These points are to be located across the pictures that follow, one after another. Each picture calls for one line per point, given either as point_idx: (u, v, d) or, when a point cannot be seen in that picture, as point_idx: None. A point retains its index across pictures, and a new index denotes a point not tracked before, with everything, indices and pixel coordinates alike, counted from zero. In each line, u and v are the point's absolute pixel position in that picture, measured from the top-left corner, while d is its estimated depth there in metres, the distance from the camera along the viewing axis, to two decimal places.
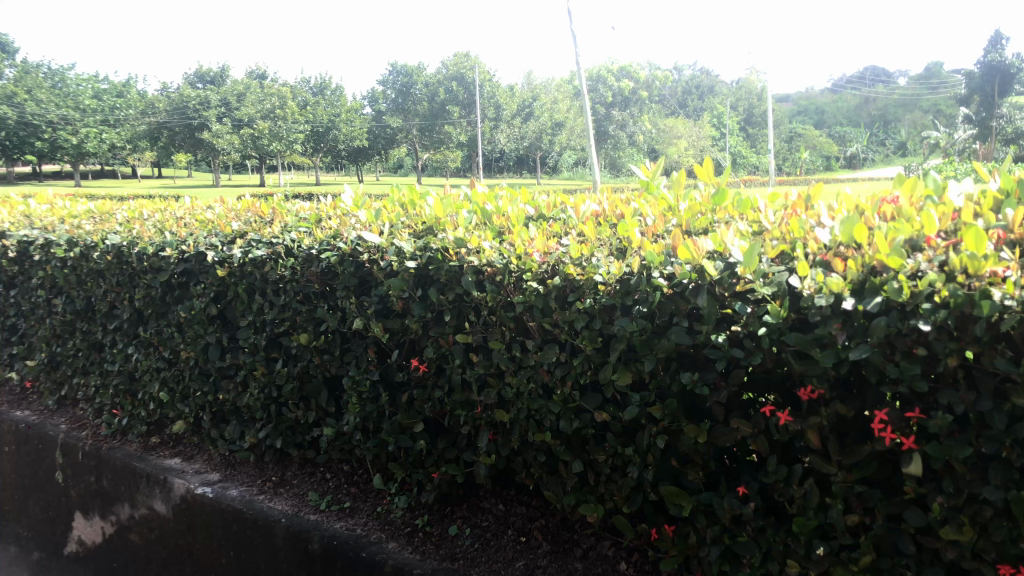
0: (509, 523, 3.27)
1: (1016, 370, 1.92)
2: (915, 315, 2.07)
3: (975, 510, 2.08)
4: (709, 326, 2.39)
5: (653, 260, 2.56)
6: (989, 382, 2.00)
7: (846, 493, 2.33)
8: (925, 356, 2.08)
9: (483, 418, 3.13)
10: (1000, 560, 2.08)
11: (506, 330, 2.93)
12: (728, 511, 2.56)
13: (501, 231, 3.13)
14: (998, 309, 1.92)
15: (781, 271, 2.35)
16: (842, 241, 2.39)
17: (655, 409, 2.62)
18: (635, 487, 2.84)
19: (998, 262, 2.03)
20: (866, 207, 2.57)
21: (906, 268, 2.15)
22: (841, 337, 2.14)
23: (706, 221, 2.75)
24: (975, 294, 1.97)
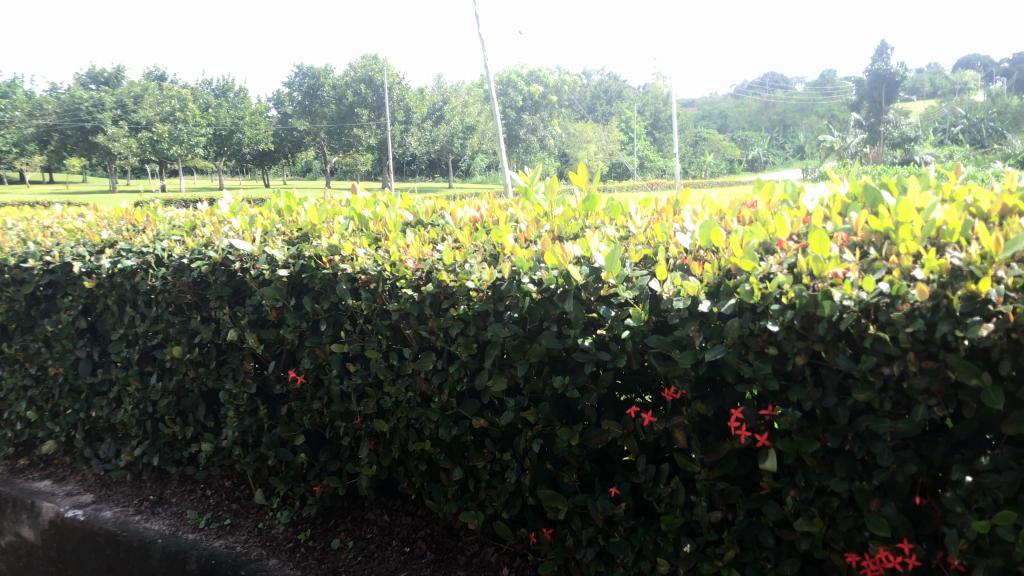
0: (393, 534, 3.23)
1: (856, 367, 2.01)
2: (765, 316, 2.15)
3: (824, 502, 2.18)
4: (576, 329, 2.42)
5: (523, 266, 2.56)
6: (833, 378, 2.10)
7: (709, 491, 2.39)
8: (775, 355, 2.15)
9: (363, 428, 3.08)
10: (848, 549, 2.18)
11: (382, 339, 2.90)
12: (601, 512, 2.60)
13: (377, 237, 3.10)
14: (838, 309, 2.01)
15: (644, 275, 2.43)
16: (700, 246, 2.47)
17: (529, 414, 2.63)
18: (514, 492, 2.84)
19: (840, 264, 2.14)
20: (727, 212, 2.66)
21: (757, 271, 2.24)
22: (698, 338, 2.20)
23: (577, 227, 2.79)
24: (818, 294, 2.07)
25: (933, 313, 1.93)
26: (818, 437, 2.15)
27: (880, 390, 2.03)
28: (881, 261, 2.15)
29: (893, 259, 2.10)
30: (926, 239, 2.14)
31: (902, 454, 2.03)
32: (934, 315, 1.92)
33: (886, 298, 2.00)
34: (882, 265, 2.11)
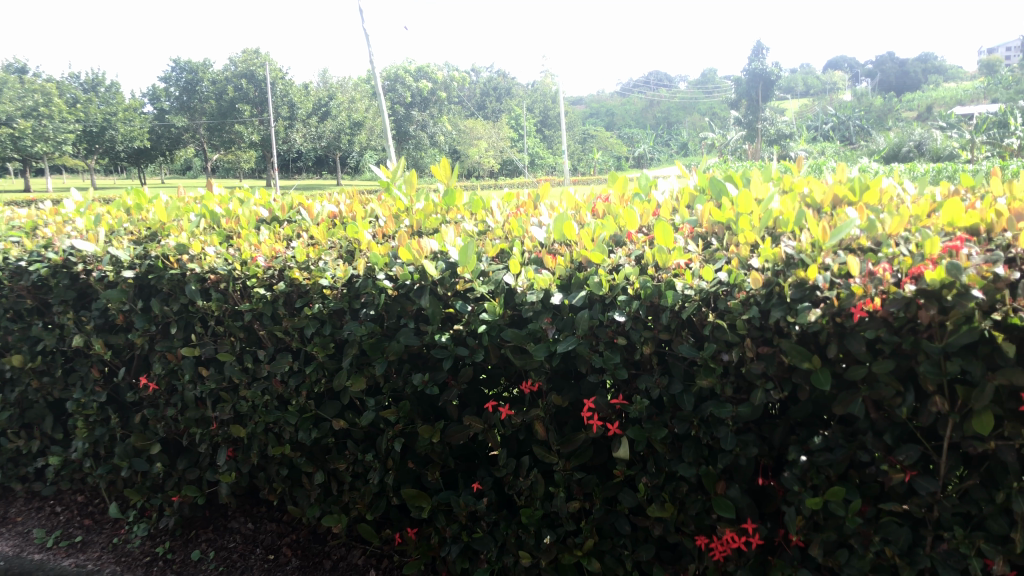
0: (257, 542, 3.11)
1: (698, 355, 2.06)
2: (614, 307, 2.19)
3: (673, 487, 2.24)
4: (433, 326, 2.38)
5: (377, 262, 2.49)
6: (679, 366, 2.16)
7: (567, 481, 2.41)
8: (624, 345, 2.19)
9: (220, 434, 2.96)
10: (698, 532, 2.24)
11: (236, 341, 2.81)
12: (464, 509, 2.57)
13: (230, 235, 2.99)
14: (680, 299, 2.07)
15: (499, 269, 2.40)
16: (555, 239, 2.48)
17: (389, 413, 2.57)
18: (377, 493, 2.78)
19: (682, 255, 2.21)
20: (583, 205, 2.70)
21: (606, 263, 2.28)
22: (551, 330, 2.22)
23: (435, 221, 2.76)
24: (662, 285, 2.12)
25: (767, 300, 2.00)
26: (666, 423, 2.20)
27: (722, 376, 2.09)
28: (722, 251, 2.23)
29: (732, 248, 2.17)
30: (764, 229, 2.22)
31: (744, 437, 2.11)
32: (767, 302, 2.00)
33: (725, 286, 2.07)
34: (722, 255, 2.18)
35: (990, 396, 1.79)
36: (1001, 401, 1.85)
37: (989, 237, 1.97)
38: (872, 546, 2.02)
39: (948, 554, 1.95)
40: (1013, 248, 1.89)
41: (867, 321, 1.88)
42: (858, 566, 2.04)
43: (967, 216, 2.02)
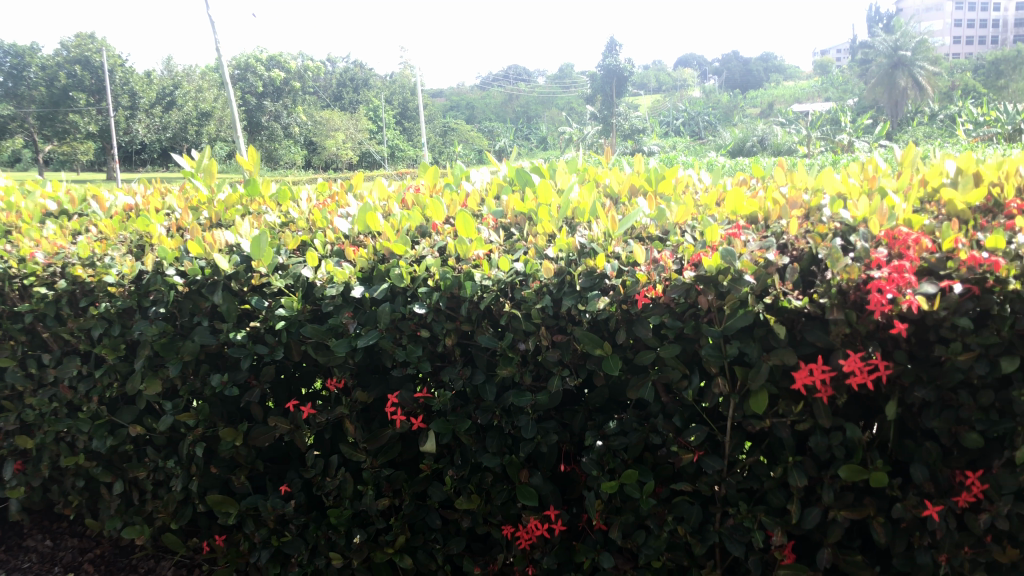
0: (55, 560, 2.88)
1: (498, 345, 2.04)
2: (415, 299, 2.14)
3: (479, 478, 2.22)
4: (228, 323, 2.26)
5: (166, 256, 2.35)
6: (482, 356, 2.15)
7: (376, 479, 2.33)
8: (427, 338, 2.15)
9: (4, 446, 2.72)
10: (505, 521, 2.24)
11: (17, 344, 2.59)
12: (272, 513, 2.44)
13: (10, 230, 2.75)
14: (478, 290, 2.05)
15: (298, 262, 2.30)
16: (360, 230, 2.40)
17: (187, 417, 2.42)
18: (183, 500, 2.62)
19: (482, 246, 2.17)
20: (393, 196, 2.65)
21: (409, 255, 2.21)
22: (352, 325, 2.14)
23: (237, 212, 2.64)
24: (461, 276, 2.09)
25: (559, 288, 2.03)
26: (470, 415, 2.18)
27: (521, 364, 2.09)
28: (522, 241, 2.22)
29: (530, 239, 2.18)
30: (562, 219, 2.24)
31: (545, 425, 2.12)
32: (560, 290, 2.02)
33: (521, 276, 2.07)
34: (522, 245, 2.18)
35: (765, 376, 1.88)
36: (777, 380, 1.95)
37: (766, 225, 2.07)
38: (665, 525, 2.09)
39: (734, 528, 2.04)
40: (785, 234, 2.00)
41: (652, 307, 1.95)
42: (655, 545, 2.10)
43: (747, 204, 2.12)
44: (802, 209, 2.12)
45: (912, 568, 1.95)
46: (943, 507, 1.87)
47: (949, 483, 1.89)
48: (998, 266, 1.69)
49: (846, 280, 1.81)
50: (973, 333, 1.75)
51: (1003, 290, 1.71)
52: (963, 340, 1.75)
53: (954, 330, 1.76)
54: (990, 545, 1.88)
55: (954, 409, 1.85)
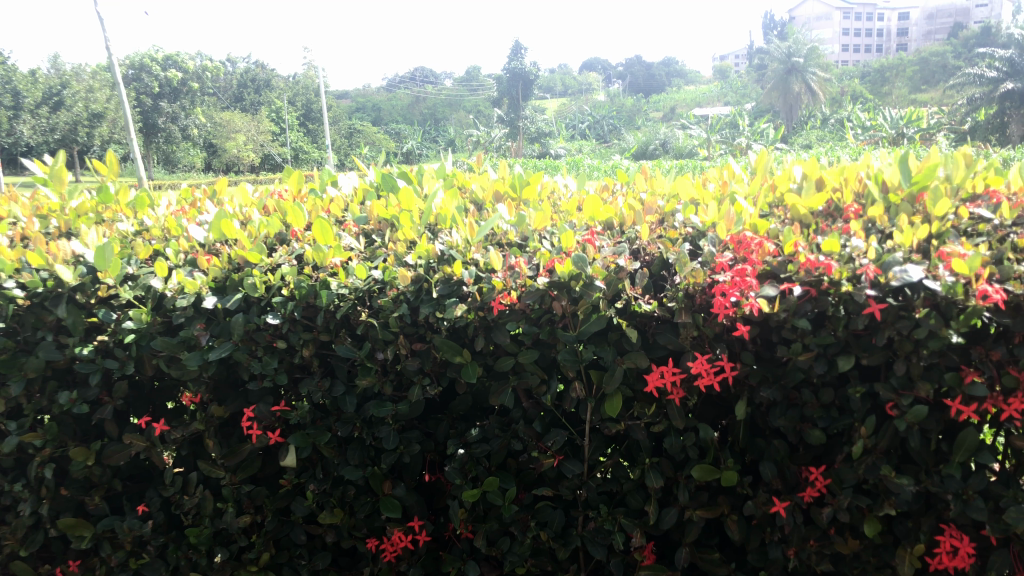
0: None
1: (356, 354, 1.99)
2: (270, 309, 2.08)
3: (342, 491, 2.17)
4: (73, 338, 2.14)
5: (3, 267, 2.19)
6: (341, 367, 2.10)
7: (237, 496, 2.24)
8: (284, 349, 2.09)
9: None
10: (369, 534, 2.19)
11: None
12: (128, 534, 2.31)
13: None
14: (334, 299, 1.98)
15: (147, 272, 2.21)
16: (215, 238, 2.32)
17: (31, 437, 2.28)
18: (32, 526, 2.45)
19: (339, 253, 2.09)
20: (256, 203, 2.57)
21: (265, 263, 2.14)
22: (203, 337, 2.06)
23: (87, 220, 2.51)
24: (317, 284, 2.03)
25: (416, 296, 1.97)
26: (330, 427, 2.12)
27: (381, 374, 2.05)
28: (382, 248, 2.17)
29: (390, 246, 2.12)
30: (423, 225, 2.18)
31: (408, 435, 2.08)
32: (417, 298, 1.97)
33: (378, 284, 2.01)
34: (381, 252, 2.12)
35: (619, 380, 1.91)
36: (631, 383, 1.97)
37: (621, 230, 2.11)
38: (529, 532, 2.08)
39: (596, 531, 2.05)
40: (638, 240, 2.04)
41: (508, 313, 1.94)
42: (519, 552, 2.08)
43: (604, 211, 2.14)
44: (658, 215, 2.15)
45: (765, 563, 2.01)
46: (791, 502, 1.93)
47: (796, 479, 1.95)
48: (830, 268, 1.76)
49: (692, 284, 1.85)
50: (812, 334, 1.82)
51: (838, 291, 1.78)
52: (803, 341, 1.81)
53: (795, 332, 1.82)
54: (834, 537, 1.95)
55: (798, 407, 1.91)
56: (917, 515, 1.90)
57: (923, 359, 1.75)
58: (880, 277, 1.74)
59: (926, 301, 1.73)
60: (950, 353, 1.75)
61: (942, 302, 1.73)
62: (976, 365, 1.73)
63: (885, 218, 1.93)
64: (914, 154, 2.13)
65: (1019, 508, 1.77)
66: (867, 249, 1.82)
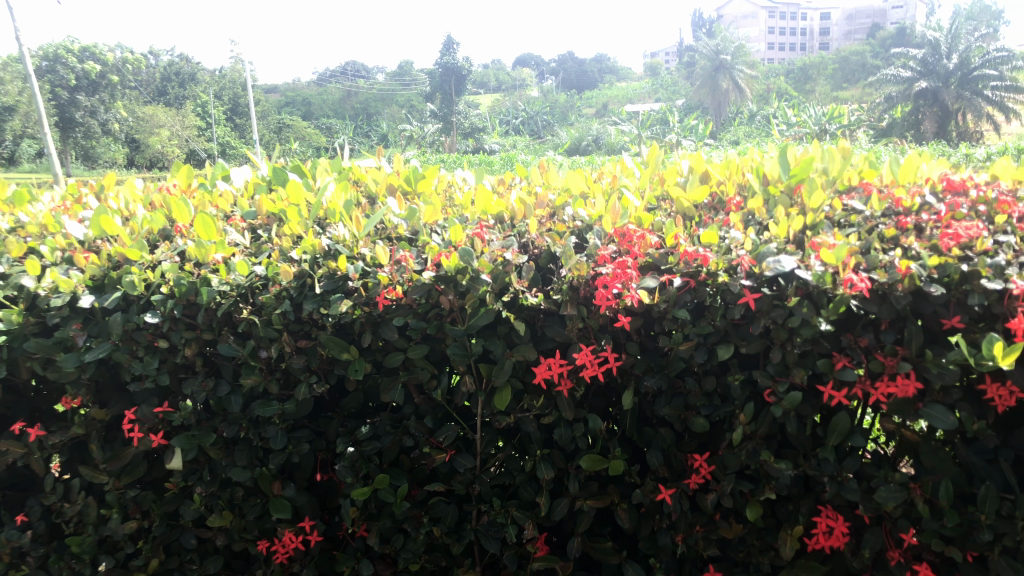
0: None
1: (240, 352, 1.95)
2: (150, 308, 2.01)
3: (230, 493, 2.12)
4: None
5: None
6: (227, 366, 2.05)
7: (121, 501, 2.18)
8: (166, 348, 2.03)
9: None
10: (261, 536, 2.15)
11: None
12: (5, 546, 2.22)
13: None
14: (215, 296, 1.93)
15: (20, 271, 2.12)
16: (95, 235, 2.24)
17: None
18: None
19: (222, 249, 2.06)
20: (142, 199, 2.50)
21: (145, 260, 2.08)
22: (80, 337, 1.98)
23: None
24: (198, 282, 1.98)
25: (299, 292, 1.94)
26: (216, 428, 2.07)
27: (266, 373, 2.01)
28: (269, 244, 2.13)
29: (276, 241, 2.09)
30: (311, 220, 2.15)
31: (296, 434, 2.04)
32: (300, 294, 1.94)
33: (261, 280, 1.98)
34: (267, 248, 2.09)
35: (508, 373, 1.89)
36: (520, 376, 1.97)
37: (511, 224, 2.10)
38: (422, 528, 2.06)
39: (489, 525, 2.04)
40: (526, 234, 2.03)
41: (395, 308, 1.90)
42: (413, 549, 2.06)
43: (495, 204, 2.12)
44: (548, 209, 2.16)
45: (655, 551, 2.03)
46: (677, 489, 1.97)
47: (682, 467, 1.99)
48: (707, 260, 1.82)
49: (577, 277, 1.86)
50: (692, 325, 1.85)
51: (715, 282, 1.82)
52: (684, 331, 1.84)
53: (676, 322, 1.85)
54: (719, 522, 1.99)
55: (683, 396, 1.95)
56: (796, 498, 1.96)
57: (797, 346, 1.79)
58: (755, 267, 1.79)
59: (799, 290, 1.78)
60: (822, 340, 1.80)
61: (813, 291, 1.77)
62: (846, 351, 1.79)
63: (764, 210, 1.98)
64: (793, 147, 2.20)
65: (888, 486, 1.86)
66: (744, 240, 1.87)
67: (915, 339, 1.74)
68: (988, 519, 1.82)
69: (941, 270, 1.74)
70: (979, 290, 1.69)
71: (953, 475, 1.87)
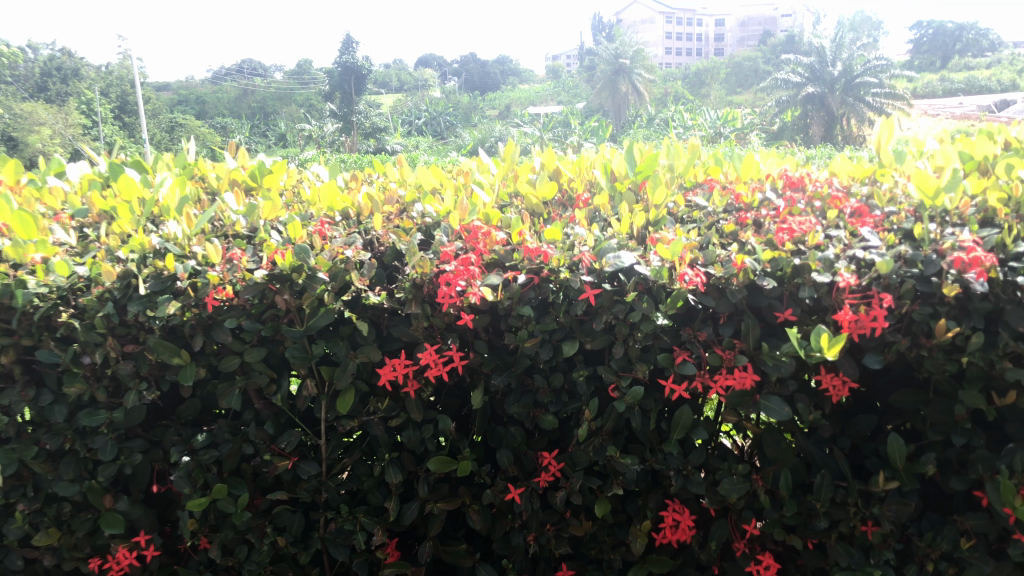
0: None
1: (61, 359, 1.82)
2: None
3: (56, 509, 1.98)
4: None
5: None
6: (49, 374, 1.91)
7: None
8: None
9: None
10: (93, 554, 2.01)
11: None
12: None
13: None
14: (31, 298, 1.79)
15: None
16: None
17: None
18: None
19: (42, 248, 1.92)
20: None
21: None
22: None
23: None
24: (13, 283, 1.80)
25: (124, 294, 1.83)
26: (38, 440, 1.93)
27: (91, 380, 1.88)
28: (97, 242, 2.01)
29: (103, 240, 1.96)
30: (144, 217, 2.03)
31: (128, 444, 1.92)
32: (125, 295, 1.82)
33: (83, 281, 1.86)
34: (94, 247, 1.97)
35: (352, 374, 1.83)
36: (366, 378, 1.90)
37: (357, 220, 2.03)
38: (265, 538, 1.96)
39: (337, 533, 1.97)
40: (371, 231, 1.96)
41: (226, 309, 1.81)
42: (257, 560, 1.97)
43: (341, 200, 2.06)
44: (397, 205, 2.10)
45: (508, 551, 2.00)
46: (527, 488, 1.94)
47: (533, 466, 1.97)
48: (548, 257, 1.80)
49: (421, 274, 1.79)
50: (537, 322, 1.83)
51: (558, 278, 1.80)
52: (528, 328, 1.82)
53: (521, 320, 1.83)
54: (570, 520, 1.98)
55: (532, 393, 1.92)
56: (645, 492, 1.97)
57: (638, 341, 1.80)
58: (595, 263, 1.79)
59: (638, 286, 1.78)
60: (662, 335, 1.82)
61: (653, 286, 1.79)
62: (686, 346, 1.81)
63: (609, 206, 2.00)
64: (640, 144, 2.23)
65: (731, 478, 1.89)
66: (587, 236, 1.87)
67: (752, 333, 1.76)
68: (824, 506, 1.87)
69: (774, 264, 1.77)
70: (809, 283, 1.73)
71: (792, 465, 1.91)
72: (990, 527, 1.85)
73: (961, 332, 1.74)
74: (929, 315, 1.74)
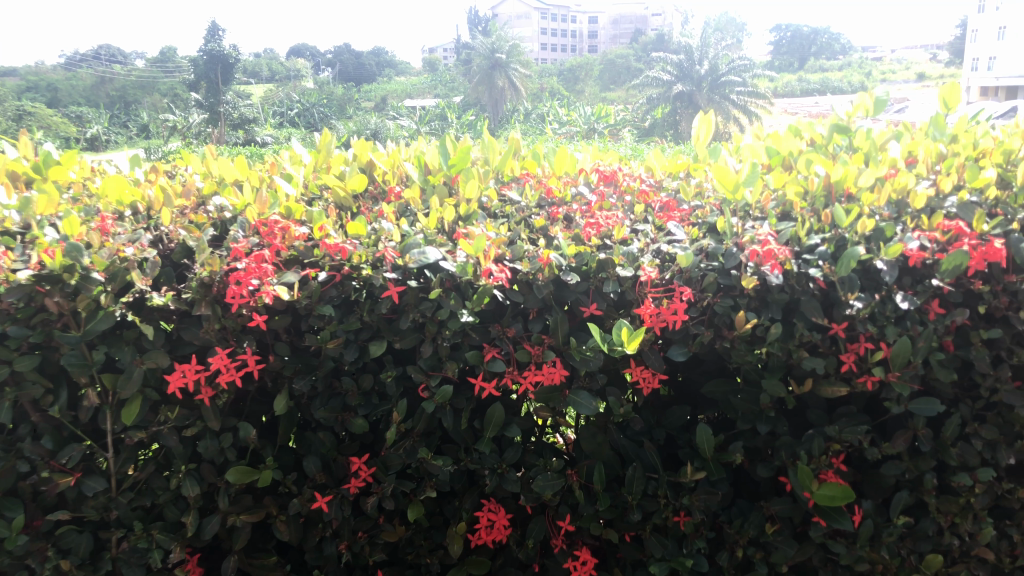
0: None
1: None
2: None
3: None
4: None
5: None
6: None
7: None
8: None
9: None
10: None
11: None
12: None
13: None
14: None
15: None
16: None
17: None
18: None
19: None
20: None
21: None
22: None
23: None
24: None
25: None
26: None
27: None
28: None
29: None
30: None
31: None
32: None
33: None
34: None
35: (137, 383, 1.69)
36: (154, 385, 1.76)
37: (147, 216, 1.91)
38: (46, 563, 1.79)
39: (131, 552, 1.82)
40: (159, 226, 1.84)
41: None
42: None
43: (129, 193, 1.92)
44: (194, 198, 1.99)
45: (321, 561, 1.91)
46: (337, 496, 1.85)
47: (343, 472, 1.88)
48: (349, 253, 1.71)
49: (209, 273, 1.67)
50: (339, 321, 1.74)
51: (360, 276, 1.73)
52: (330, 328, 1.73)
53: (322, 320, 1.73)
54: (384, 525, 1.91)
55: (340, 396, 1.83)
56: (461, 493, 1.92)
57: (446, 339, 1.74)
58: (399, 259, 1.71)
59: (444, 282, 1.73)
60: (471, 333, 1.76)
61: (460, 283, 1.73)
62: (495, 343, 1.77)
63: (419, 201, 1.95)
64: (456, 137, 2.20)
65: (545, 475, 1.86)
66: (393, 231, 1.80)
67: (560, 328, 1.74)
68: (636, 499, 1.87)
69: (579, 259, 1.77)
70: (613, 277, 1.74)
71: (605, 459, 1.91)
72: (793, 511, 1.89)
73: (761, 323, 1.76)
74: (731, 308, 1.75)
